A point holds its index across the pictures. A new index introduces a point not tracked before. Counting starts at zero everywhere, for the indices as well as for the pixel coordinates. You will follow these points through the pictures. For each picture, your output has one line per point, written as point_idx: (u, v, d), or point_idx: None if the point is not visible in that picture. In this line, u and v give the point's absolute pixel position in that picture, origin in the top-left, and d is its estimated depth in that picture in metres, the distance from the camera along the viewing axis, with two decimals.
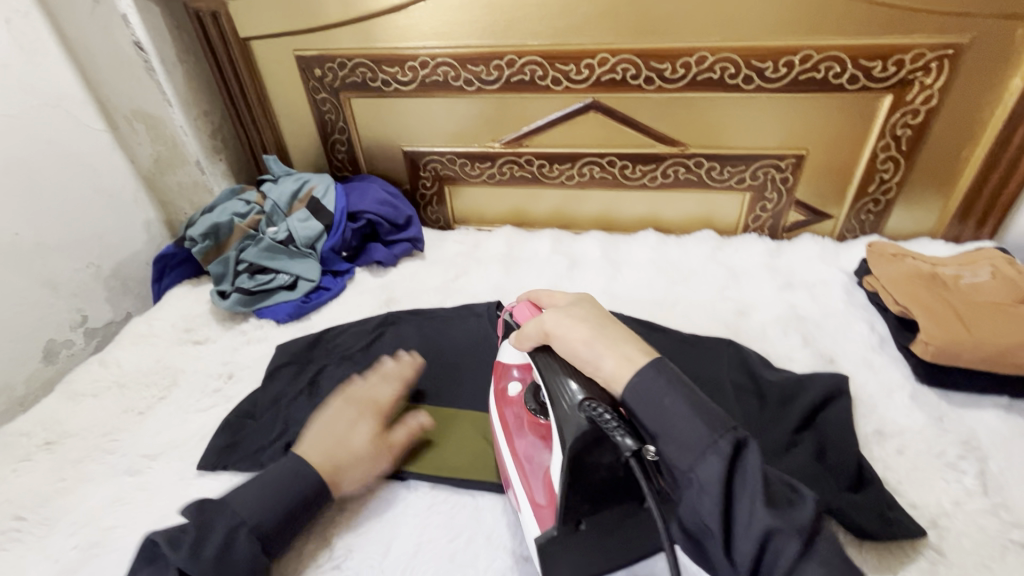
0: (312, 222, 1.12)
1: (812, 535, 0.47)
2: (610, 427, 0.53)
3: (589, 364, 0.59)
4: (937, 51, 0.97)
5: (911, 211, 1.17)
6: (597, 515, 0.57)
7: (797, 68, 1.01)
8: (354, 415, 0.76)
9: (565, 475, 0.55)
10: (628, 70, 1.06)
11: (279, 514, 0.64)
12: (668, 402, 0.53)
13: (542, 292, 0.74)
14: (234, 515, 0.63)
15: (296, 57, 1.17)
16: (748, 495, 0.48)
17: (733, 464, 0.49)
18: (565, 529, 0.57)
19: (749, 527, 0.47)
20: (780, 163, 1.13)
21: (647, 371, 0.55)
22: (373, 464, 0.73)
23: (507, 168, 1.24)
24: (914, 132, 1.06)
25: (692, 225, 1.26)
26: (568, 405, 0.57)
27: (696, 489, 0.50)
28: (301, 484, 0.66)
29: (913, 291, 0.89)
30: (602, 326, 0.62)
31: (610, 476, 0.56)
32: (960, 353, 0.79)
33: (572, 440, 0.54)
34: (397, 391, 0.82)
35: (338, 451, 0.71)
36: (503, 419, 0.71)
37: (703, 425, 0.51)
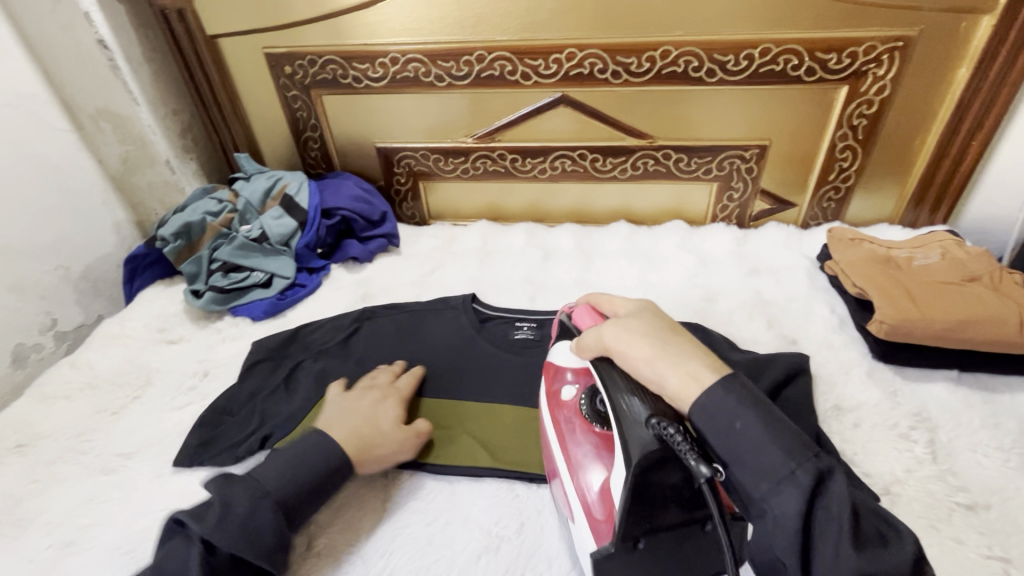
0: (285, 219, 1.12)
1: (909, 574, 0.46)
2: (679, 446, 0.51)
3: (655, 382, 0.58)
4: (887, 43, 1.01)
5: (870, 198, 1.22)
6: (654, 535, 0.56)
7: (757, 61, 1.05)
8: (377, 401, 0.80)
9: (628, 496, 0.54)
10: (595, 64, 1.08)
11: (304, 485, 0.67)
12: (739, 426, 0.52)
13: (602, 297, 0.73)
14: (258, 486, 0.65)
15: (265, 55, 1.16)
16: (834, 528, 0.47)
17: (814, 495, 0.48)
18: (623, 547, 0.56)
19: (836, 563, 0.46)
20: (744, 153, 1.17)
21: (717, 392, 0.53)
22: (399, 449, 0.75)
23: (481, 163, 1.25)
24: (870, 122, 1.10)
25: (662, 215, 1.30)
26: (633, 423, 0.56)
27: (772, 521, 0.49)
28: (323, 458, 0.69)
29: (869, 273, 0.93)
30: (666, 339, 0.59)
31: (675, 497, 0.55)
32: (912, 330, 0.83)
33: (638, 457, 0.54)
34: (413, 380, 0.86)
35: (363, 431, 0.74)
36: (554, 421, 0.70)
37: (783, 450, 0.50)
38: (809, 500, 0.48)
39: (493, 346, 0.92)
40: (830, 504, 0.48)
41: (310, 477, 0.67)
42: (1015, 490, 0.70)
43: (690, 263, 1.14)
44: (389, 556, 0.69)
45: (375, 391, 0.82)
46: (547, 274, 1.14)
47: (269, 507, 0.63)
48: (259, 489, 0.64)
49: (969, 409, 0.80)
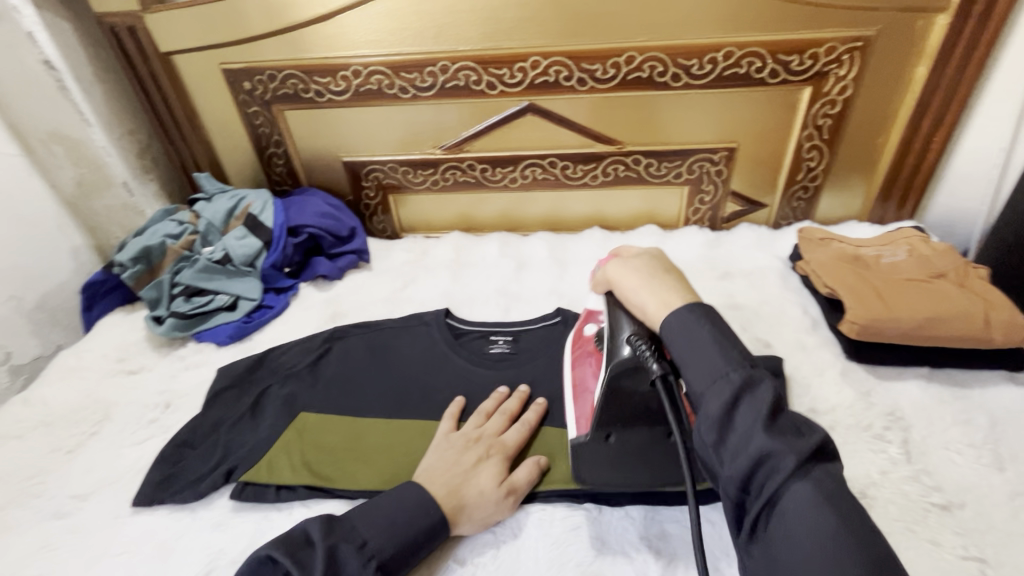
0: (249, 239, 1.09)
1: (810, 461, 0.47)
2: (645, 355, 0.63)
3: (638, 308, 0.65)
4: (848, 43, 1.02)
5: (839, 196, 1.23)
6: (623, 433, 0.71)
7: (720, 64, 1.05)
8: (479, 454, 0.73)
9: (603, 394, 0.69)
10: (560, 72, 1.07)
11: (402, 540, 0.63)
12: (692, 338, 0.56)
13: (623, 247, 0.76)
14: (357, 536, 0.62)
15: (223, 71, 1.13)
16: (752, 418, 0.49)
17: (743, 391, 0.51)
18: (595, 437, 0.71)
19: (743, 445, 0.49)
20: (713, 156, 1.17)
21: (680, 311, 0.59)
22: (499, 508, 0.69)
23: (451, 174, 1.23)
24: (834, 121, 1.11)
25: (635, 220, 1.29)
26: (619, 340, 0.67)
27: (703, 415, 0.52)
28: (426, 522, 0.64)
29: (840, 273, 0.94)
30: (659, 276, 0.65)
31: (642, 402, 0.69)
32: (882, 329, 0.84)
33: (614, 366, 0.67)
34: (526, 429, 0.77)
35: (461, 487, 0.69)
36: (574, 353, 0.81)
37: (724, 356, 0.54)
38: (735, 393, 0.51)
39: (466, 362, 0.90)
40: (752, 397, 0.50)
41: (411, 534, 0.63)
42: (986, 486, 0.70)
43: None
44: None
45: (479, 442, 0.75)
46: (522, 285, 1.12)
47: (364, 558, 0.60)
48: (356, 539, 0.61)
49: (940, 406, 0.80)
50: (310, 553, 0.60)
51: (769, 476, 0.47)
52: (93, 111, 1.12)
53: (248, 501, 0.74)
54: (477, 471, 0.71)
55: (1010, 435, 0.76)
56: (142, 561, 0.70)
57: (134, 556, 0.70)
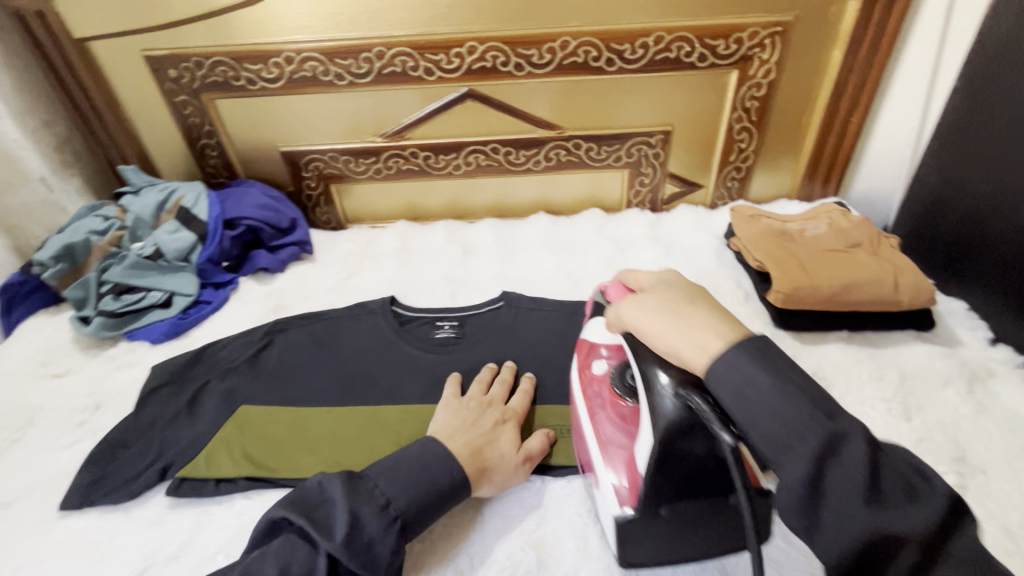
0: (182, 233, 1.05)
1: (931, 537, 0.41)
2: (707, 417, 0.51)
3: (671, 355, 0.54)
4: (768, 28, 1.07)
5: (769, 175, 1.29)
6: (679, 502, 0.58)
7: (651, 49, 1.08)
8: (497, 420, 0.74)
9: (649, 448, 0.57)
10: (497, 57, 1.08)
11: (425, 497, 0.62)
12: (686, 318, 0.54)
13: (632, 272, 0.70)
14: (378, 495, 0.60)
15: (146, 58, 1.08)
16: (850, 490, 0.42)
17: (830, 461, 0.43)
18: (646, 512, 0.58)
19: (754, 425, 0.47)
20: (650, 139, 1.20)
21: (727, 354, 0.49)
22: (516, 472, 0.70)
23: (394, 162, 1.22)
24: (760, 103, 1.17)
25: (580, 204, 1.32)
26: (658, 390, 0.55)
27: (786, 495, 0.45)
28: (448, 477, 0.64)
29: (767, 247, 0.99)
30: (683, 313, 0.55)
31: (700, 468, 0.56)
32: (805, 297, 0.89)
33: (663, 427, 0.54)
34: (528, 398, 0.79)
35: (484, 449, 0.70)
36: (585, 395, 0.71)
37: (717, 333, 0.51)
38: (818, 464, 0.43)
39: (412, 347, 0.90)
40: (750, 373, 0.48)
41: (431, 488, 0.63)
42: (897, 436, 0.76)
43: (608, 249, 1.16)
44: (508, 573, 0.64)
45: (493, 407, 0.76)
46: (468, 270, 1.13)
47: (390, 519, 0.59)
48: (378, 501, 0.60)
49: (858, 365, 0.86)
50: (327, 513, 0.59)
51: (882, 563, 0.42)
52: (2, 101, 1.05)
53: (184, 497, 0.72)
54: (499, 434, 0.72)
55: (917, 388, 0.83)
56: (72, 567, 0.67)
57: (62, 563, 0.67)
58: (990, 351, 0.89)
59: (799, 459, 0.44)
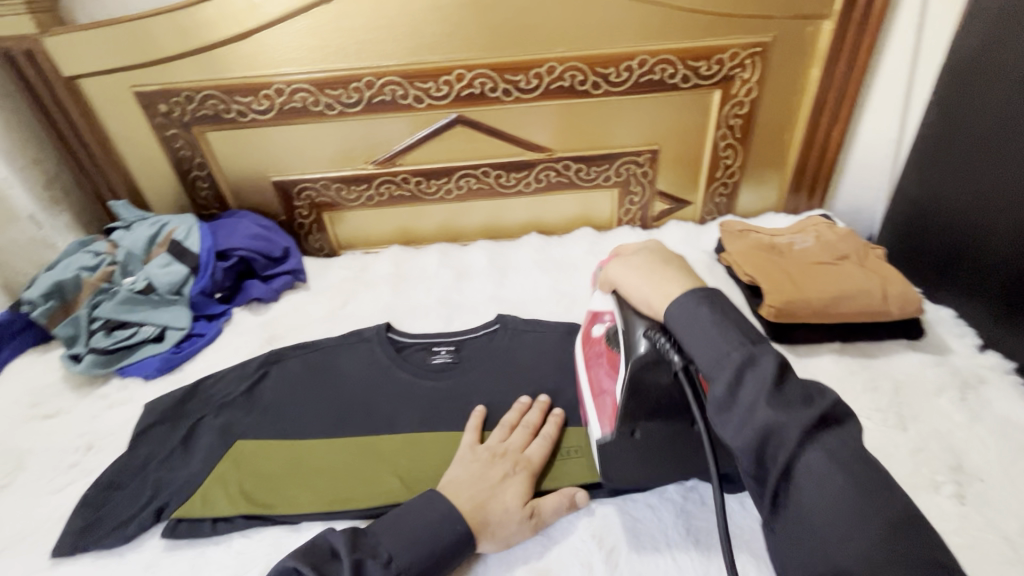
0: (174, 266, 1.04)
1: (815, 428, 0.46)
2: (665, 349, 0.60)
3: (642, 305, 0.64)
4: (748, 49, 1.10)
5: (754, 190, 1.31)
6: (649, 424, 0.67)
7: (636, 71, 1.11)
8: (506, 471, 0.71)
9: (626, 391, 0.64)
10: (485, 83, 1.10)
11: (425, 558, 0.62)
12: (696, 321, 0.56)
13: (631, 246, 0.76)
14: (382, 552, 0.61)
15: (135, 94, 1.09)
16: (757, 389, 0.48)
17: (746, 369, 0.50)
18: (621, 435, 0.67)
19: (745, 424, 0.48)
20: (638, 158, 1.22)
21: (681, 299, 0.58)
22: (520, 529, 0.67)
23: (385, 189, 1.23)
24: (744, 121, 1.19)
25: (572, 224, 1.33)
26: (634, 336, 0.64)
27: (720, 402, 0.50)
28: (450, 535, 0.63)
29: (757, 261, 1.00)
30: (659, 277, 0.63)
31: (665, 396, 0.65)
32: (797, 310, 0.90)
33: (636, 364, 0.63)
34: (548, 446, 0.76)
35: (486, 503, 0.68)
36: (585, 356, 0.79)
37: (728, 339, 0.53)
38: (736, 371, 0.50)
39: (410, 375, 0.90)
40: (749, 374, 0.50)
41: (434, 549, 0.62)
42: (896, 446, 0.76)
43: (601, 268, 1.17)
44: None
45: (505, 457, 0.74)
46: (463, 293, 1.13)
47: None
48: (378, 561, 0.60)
49: (852, 376, 0.87)
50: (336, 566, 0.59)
51: (778, 448, 0.47)
52: None
53: (181, 538, 0.71)
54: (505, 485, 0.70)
55: (912, 397, 0.83)
56: None
57: None
58: (981, 357, 0.90)
59: (785, 449, 0.46)
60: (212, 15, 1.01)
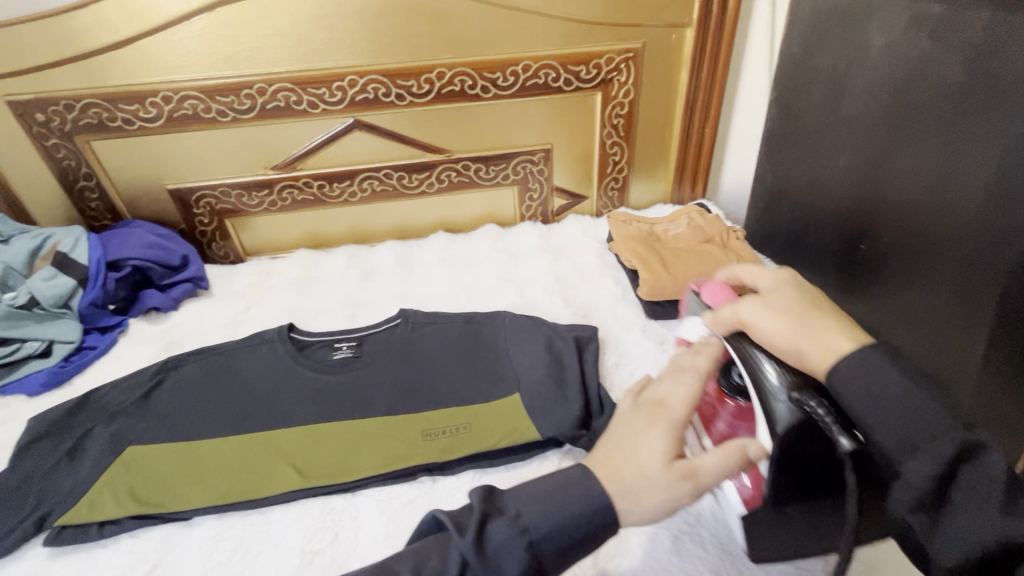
0: (60, 278, 1.02)
1: None
2: (830, 423, 0.50)
3: (790, 355, 0.55)
4: (622, 54, 1.21)
5: (643, 184, 1.43)
6: (804, 501, 0.56)
7: (522, 76, 1.18)
8: (643, 424, 0.51)
9: (776, 465, 0.54)
10: (378, 88, 1.14)
11: (558, 529, 0.46)
12: (880, 395, 0.46)
13: (737, 270, 0.68)
14: (514, 516, 0.47)
15: (8, 103, 1.05)
16: (982, 492, 0.42)
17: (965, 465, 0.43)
18: (772, 510, 0.56)
19: (965, 534, 0.42)
20: (532, 157, 1.31)
21: (859, 353, 0.49)
22: (670, 497, 0.48)
23: (288, 194, 1.25)
24: (626, 120, 1.30)
25: (478, 221, 1.40)
26: (765, 379, 0.56)
27: (912, 492, 0.44)
28: (586, 501, 0.47)
29: (636, 247, 1.11)
30: (798, 325, 0.54)
31: (822, 469, 0.55)
32: (666, 289, 1.01)
33: (782, 429, 0.54)
34: (715, 358, 0.57)
35: (619, 463, 0.49)
36: None
37: (919, 414, 0.44)
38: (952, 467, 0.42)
39: (309, 370, 0.92)
40: (930, 448, 0.43)
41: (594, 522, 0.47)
42: None
43: (502, 261, 1.24)
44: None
45: (642, 404, 0.53)
46: (368, 292, 1.17)
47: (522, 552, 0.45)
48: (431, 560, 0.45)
49: None
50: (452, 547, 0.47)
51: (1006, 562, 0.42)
52: None
53: (65, 544, 0.71)
54: (790, 327, 0.55)
55: None
56: None
57: None
58: None
59: None
60: (87, 23, 1.00)
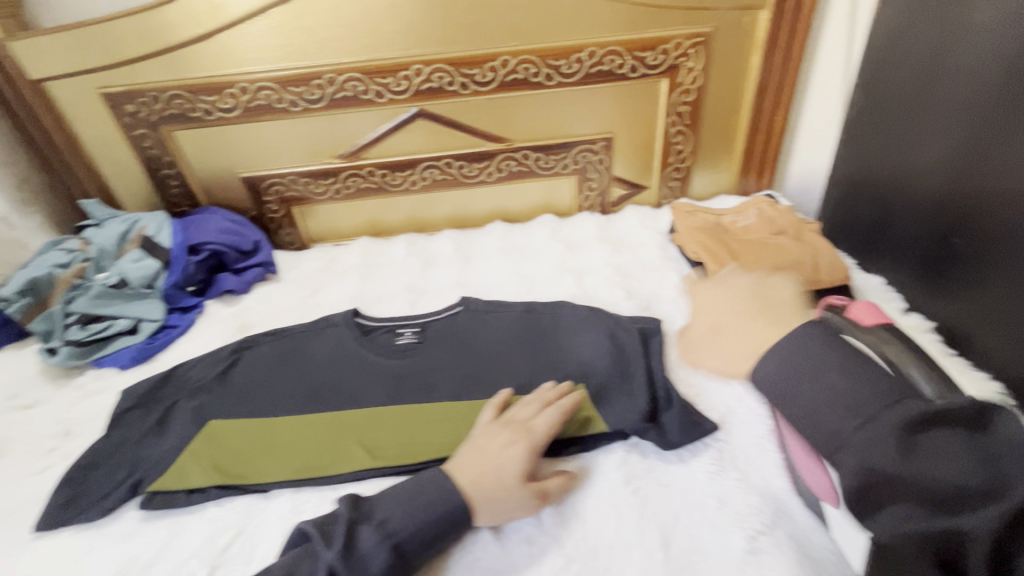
0: (146, 260, 1.08)
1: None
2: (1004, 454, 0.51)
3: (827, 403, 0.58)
4: (691, 39, 1.17)
5: (706, 174, 1.38)
6: None
7: (586, 63, 1.16)
8: (507, 438, 0.74)
9: None
10: (443, 77, 1.15)
11: (419, 525, 0.64)
12: (832, 376, 0.57)
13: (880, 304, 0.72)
14: (379, 514, 0.65)
15: (102, 95, 1.12)
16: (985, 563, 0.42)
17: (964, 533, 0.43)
18: None
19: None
20: (593, 146, 1.28)
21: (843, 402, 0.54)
22: (522, 509, 0.68)
23: (352, 182, 1.27)
24: (692, 107, 1.26)
25: (534, 211, 1.39)
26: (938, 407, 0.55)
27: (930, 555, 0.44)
28: (444, 502, 0.66)
29: (702, 239, 1.07)
30: (785, 354, 0.62)
31: None
32: (736, 282, 0.97)
33: None
34: (555, 416, 0.77)
35: (491, 470, 0.70)
36: None
37: (873, 390, 0.53)
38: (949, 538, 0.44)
39: (375, 355, 0.94)
40: (903, 411, 0.49)
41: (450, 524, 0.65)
42: None
43: (561, 251, 1.23)
44: None
45: (511, 426, 0.76)
46: (428, 279, 1.18)
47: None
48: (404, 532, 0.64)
49: None
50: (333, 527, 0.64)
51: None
52: None
53: (158, 508, 0.76)
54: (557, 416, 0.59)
55: None
56: None
57: None
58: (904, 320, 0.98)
59: None
60: (174, 17, 1.05)
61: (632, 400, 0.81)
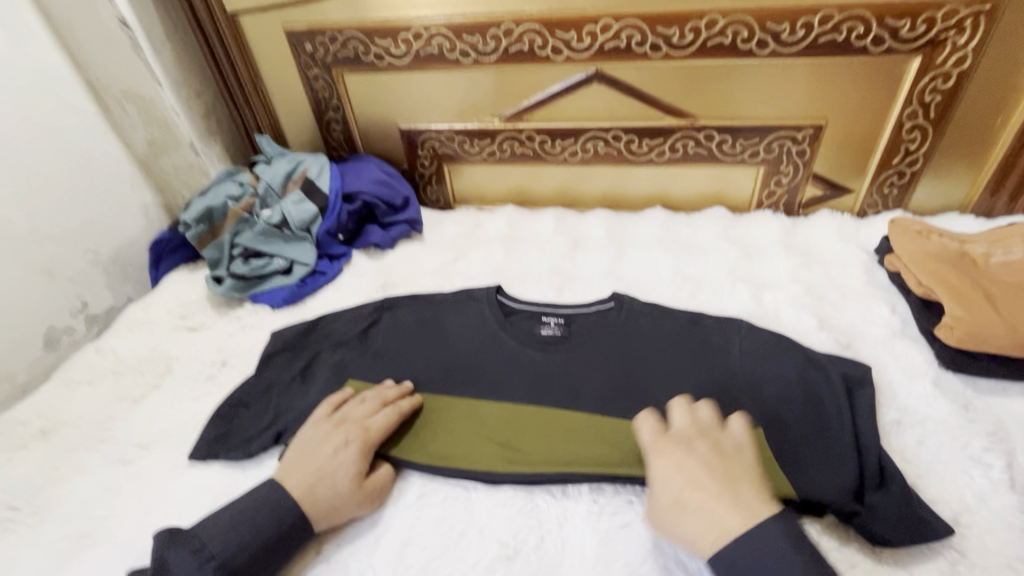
0: (306, 204, 1.09)
1: None
2: None
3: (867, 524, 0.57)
4: (972, 6, 0.89)
5: (937, 184, 1.09)
6: None
7: (816, 29, 0.94)
8: (339, 439, 0.72)
9: None
10: (633, 36, 0.99)
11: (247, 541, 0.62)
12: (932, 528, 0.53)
13: None
14: (201, 540, 0.62)
15: (286, 32, 1.12)
16: None
17: None
18: None
19: None
20: (796, 134, 1.06)
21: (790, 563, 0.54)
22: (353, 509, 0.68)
23: (508, 145, 1.18)
24: (945, 97, 0.98)
25: (702, 202, 1.20)
26: None
27: None
28: (277, 515, 0.64)
29: (938, 270, 0.84)
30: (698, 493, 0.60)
31: None
32: (988, 338, 0.74)
33: None
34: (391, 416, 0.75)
35: (320, 479, 0.68)
36: None
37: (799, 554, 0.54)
38: None
39: (517, 343, 0.85)
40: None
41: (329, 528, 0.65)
42: None
43: (733, 255, 1.05)
44: (400, 562, 0.65)
45: (344, 426, 0.73)
46: (576, 264, 1.07)
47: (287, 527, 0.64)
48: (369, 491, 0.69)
49: None
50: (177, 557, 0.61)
51: None
52: (163, 71, 1.18)
53: None
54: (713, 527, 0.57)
55: None
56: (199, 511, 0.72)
57: (191, 507, 0.72)
58: None
59: None
60: None
61: (834, 471, 0.65)
